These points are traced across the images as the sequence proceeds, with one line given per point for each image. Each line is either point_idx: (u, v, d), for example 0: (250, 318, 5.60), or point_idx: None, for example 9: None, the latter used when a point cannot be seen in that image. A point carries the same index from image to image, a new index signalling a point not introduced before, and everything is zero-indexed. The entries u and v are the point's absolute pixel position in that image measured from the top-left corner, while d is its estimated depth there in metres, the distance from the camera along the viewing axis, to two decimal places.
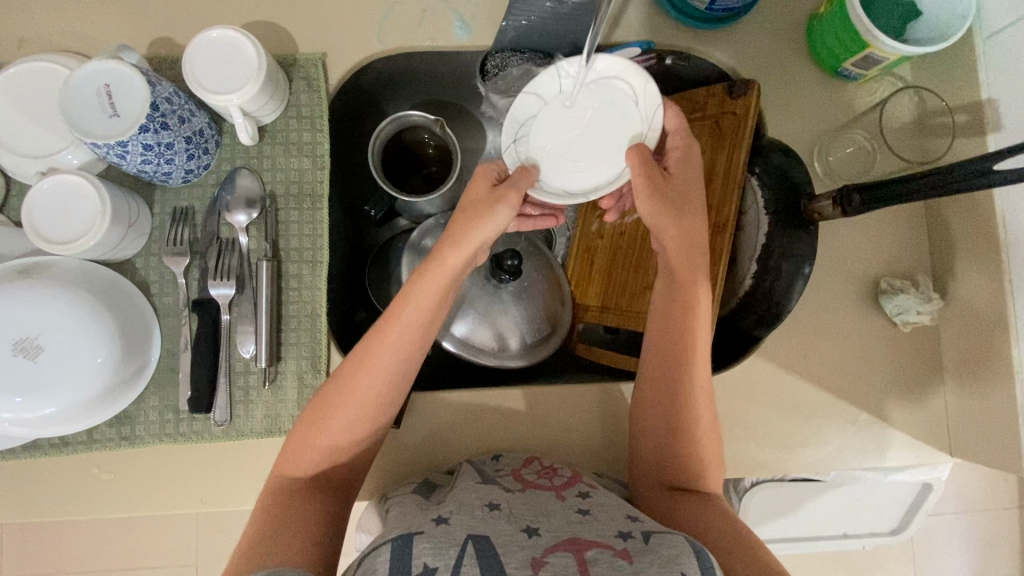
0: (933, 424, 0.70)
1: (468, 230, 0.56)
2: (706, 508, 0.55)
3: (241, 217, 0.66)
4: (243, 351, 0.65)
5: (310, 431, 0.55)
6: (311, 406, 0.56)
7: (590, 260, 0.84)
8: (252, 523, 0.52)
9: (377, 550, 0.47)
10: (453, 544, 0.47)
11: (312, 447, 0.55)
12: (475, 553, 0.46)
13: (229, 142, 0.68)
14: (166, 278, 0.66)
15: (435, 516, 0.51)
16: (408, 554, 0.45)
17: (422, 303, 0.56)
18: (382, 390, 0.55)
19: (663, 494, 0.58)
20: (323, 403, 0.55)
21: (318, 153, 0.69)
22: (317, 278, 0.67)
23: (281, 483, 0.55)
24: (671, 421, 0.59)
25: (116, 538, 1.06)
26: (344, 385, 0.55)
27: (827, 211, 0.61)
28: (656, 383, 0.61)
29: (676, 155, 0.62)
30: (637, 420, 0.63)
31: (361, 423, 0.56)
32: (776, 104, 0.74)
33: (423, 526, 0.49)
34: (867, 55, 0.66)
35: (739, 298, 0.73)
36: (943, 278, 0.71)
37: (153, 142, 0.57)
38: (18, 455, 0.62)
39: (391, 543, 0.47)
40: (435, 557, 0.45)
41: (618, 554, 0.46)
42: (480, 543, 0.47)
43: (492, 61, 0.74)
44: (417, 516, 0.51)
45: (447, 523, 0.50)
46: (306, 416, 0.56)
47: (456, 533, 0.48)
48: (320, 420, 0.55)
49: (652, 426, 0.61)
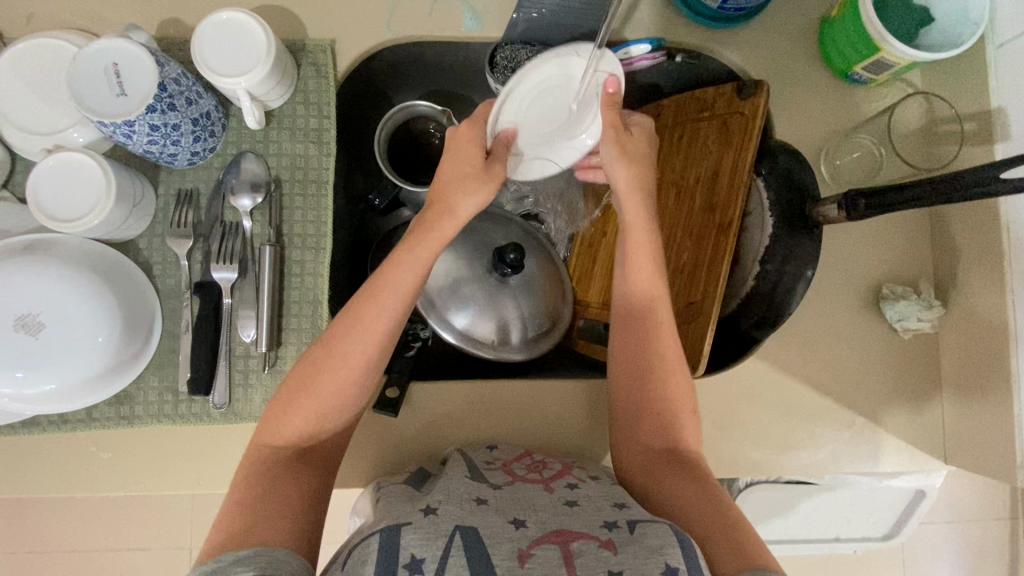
0: (929, 431, 0.70)
1: (461, 200, 0.59)
2: (708, 490, 0.52)
3: (246, 200, 0.66)
4: (243, 335, 0.65)
5: (296, 395, 0.55)
6: (293, 374, 0.57)
7: (593, 257, 0.85)
8: (228, 498, 0.50)
9: (364, 543, 0.45)
10: (441, 534, 0.44)
11: (287, 427, 0.54)
12: (463, 544, 0.44)
13: (235, 126, 0.68)
14: (169, 260, 0.66)
15: (422, 507, 0.48)
16: (395, 547, 0.43)
17: (414, 267, 0.57)
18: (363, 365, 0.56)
19: (653, 473, 0.56)
20: (311, 366, 0.55)
21: (324, 139, 0.69)
22: (319, 265, 0.67)
23: (252, 464, 0.53)
24: (658, 396, 0.59)
25: (110, 521, 1.07)
26: (320, 362, 0.55)
27: (832, 214, 0.61)
28: (624, 358, 0.61)
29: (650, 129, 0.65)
30: (621, 391, 0.61)
31: (342, 387, 0.55)
32: (785, 106, 0.73)
33: (411, 517, 0.46)
34: (877, 59, 0.66)
35: (740, 299, 0.72)
36: (944, 286, 0.71)
37: (160, 123, 0.57)
38: (17, 431, 0.63)
39: (378, 536, 0.45)
40: (423, 547, 0.43)
41: (602, 545, 0.44)
42: (468, 534, 0.45)
43: (501, 53, 0.73)
44: (405, 506, 0.49)
45: (434, 513, 0.47)
46: (293, 380, 0.56)
47: (443, 526, 0.46)
48: (295, 400, 0.55)
49: (636, 398, 0.60)
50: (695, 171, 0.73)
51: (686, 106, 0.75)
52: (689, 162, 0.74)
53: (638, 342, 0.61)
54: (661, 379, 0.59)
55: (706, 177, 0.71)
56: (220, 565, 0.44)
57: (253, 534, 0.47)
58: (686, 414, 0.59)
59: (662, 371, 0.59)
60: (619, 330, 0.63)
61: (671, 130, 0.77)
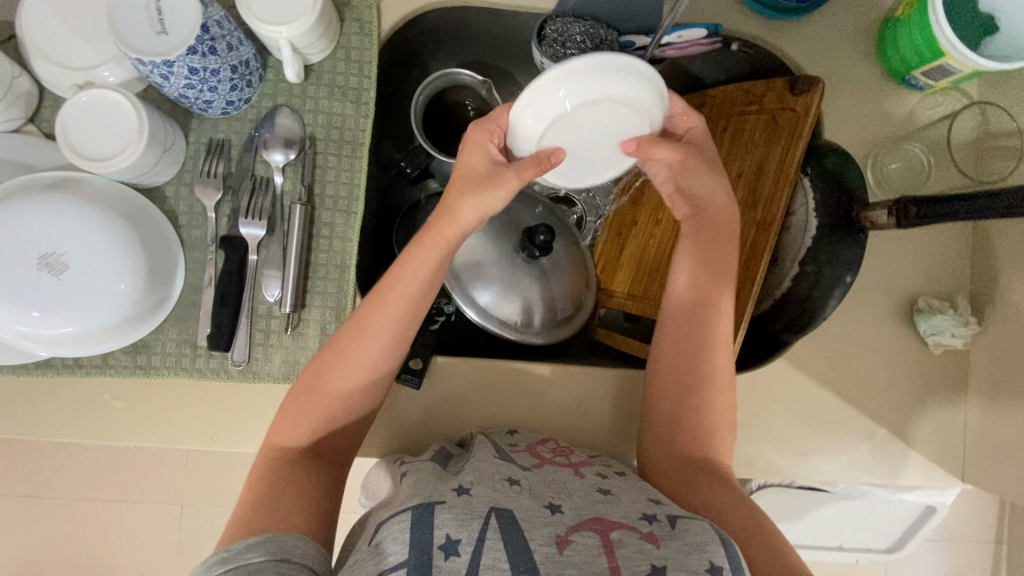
0: (950, 448, 0.69)
1: (461, 206, 0.54)
2: (738, 495, 0.52)
3: (279, 156, 0.64)
4: (267, 294, 0.63)
5: (308, 397, 0.54)
6: (306, 374, 0.55)
7: (621, 246, 0.83)
8: (245, 495, 0.50)
9: (394, 518, 0.44)
10: (476, 516, 0.43)
11: (299, 427, 0.54)
12: (499, 527, 0.43)
13: (273, 78, 0.66)
14: (196, 211, 0.64)
15: (455, 486, 0.47)
16: (429, 525, 0.42)
17: (419, 271, 0.56)
18: (375, 362, 0.55)
19: (685, 470, 0.56)
20: (321, 365, 0.55)
21: (363, 100, 0.67)
22: (349, 229, 0.66)
23: (266, 465, 0.52)
24: (704, 401, 0.58)
25: (111, 471, 1.07)
26: (330, 364, 0.54)
27: (880, 220, 0.60)
28: (666, 363, 0.60)
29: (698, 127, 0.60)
30: (661, 391, 0.60)
31: (349, 387, 0.54)
32: (835, 106, 0.71)
33: (444, 496, 0.45)
34: (941, 65, 0.64)
35: (773, 300, 0.71)
36: (980, 303, 0.70)
37: (199, 67, 0.55)
38: (30, 371, 0.62)
39: (411, 512, 0.43)
40: (457, 528, 0.42)
41: (644, 537, 0.43)
42: (505, 517, 0.44)
43: (551, 26, 0.70)
44: (436, 484, 0.48)
45: (469, 494, 0.46)
46: (304, 380, 0.55)
47: (478, 506, 0.44)
48: (315, 390, 0.54)
49: (677, 398, 0.59)
50: (737, 165, 0.71)
51: (733, 97, 0.73)
52: (732, 156, 0.72)
53: (689, 345, 0.60)
54: (709, 381, 0.58)
55: (749, 172, 0.69)
56: (233, 553, 0.44)
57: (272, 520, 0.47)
58: (722, 414, 0.58)
59: (705, 374, 0.58)
60: (668, 330, 0.62)
61: (714, 121, 0.75)
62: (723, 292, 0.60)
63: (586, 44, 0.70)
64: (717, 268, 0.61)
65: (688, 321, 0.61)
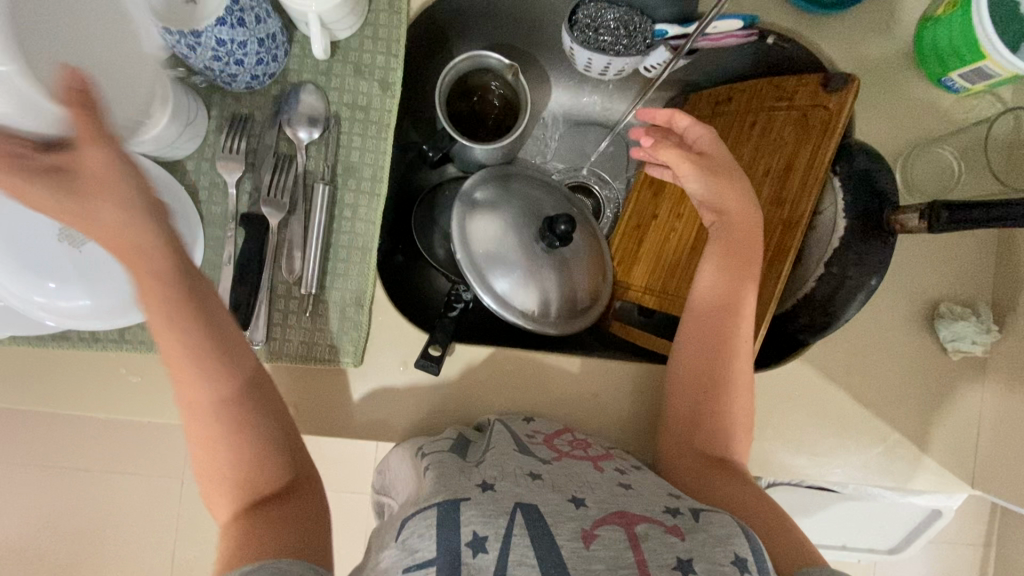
0: (962, 455, 0.69)
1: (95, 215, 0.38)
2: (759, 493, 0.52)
3: (302, 134, 0.63)
4: (286, 275, 0.62)
5: (211, 446, 0.45)
6: (196, 434, 0.45)
7: (639, 238, 0.82)
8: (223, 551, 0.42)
9: (420, 514, 0.44)
10: (502, 513, 0.43)
11: (234, 476, 0.45)
12: (525, 524, 0.43)
13: (298, 53, 0.64)
14: (217, 186, 0.63)
15: (479, 482, 0.47)
16: (455, 522, 0.42)
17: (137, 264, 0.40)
18: (214, 383, 0.45)
19: (705, 462, 0.56)
20: (198, 420, 0.45)
21: (389, 80, 0.65)
22: (371, 211, 0.65)
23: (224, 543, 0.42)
24: (727, 400, 0.58)
25: (119, 444, 1.08)
26: (197, 410, 0.45)
27: (912, 223, 0.59)
28: (689, 361, 0.60)
29: (708, 135, 0.63)
30: (682, 387, 0.60)
31: (242, 414, 0.46)
32: (868, 105, 0.70)
33: (470, 492, 0.45)
34: (979, 67, 0.63)
35: (795, 300, 0.70)
36: (1002, 311, 0.69)
37: (227, 39, 0.53)
38: (47, 343, 0.61)
39: (436, 508, 0.43)
40: (484, 526, 0.42)
41: (669, 531, 0.43)
42: (530, 513, 0.44)
43: (583, 11, 0.70)
44: (460, 479, 0.47)
45: (494, 490, 0.46)
46: (195, 441, 0.45)
47: (503, 503, 0.45)
48: (201, 416, 0.45)
49: (698, 394, 0.59)
50: (765, 162, 0.69)
51: (764, 92, 0.72)
52: (760, 152, 0.70)
53: (709, 341, 0.59)
54: (729, 379, 0.58)
55: (778, 170, 0.68)
56: None
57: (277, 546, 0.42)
58: (740, 411, 0.58)
59: (727, 373, 0.58)
60: (687, 325, 0.62)
61: (743, 116, 0.73)
62: (747, 287, 0.60)
63: (619, 30, 0.71)
64: (741, 265, 0.61)
65: (710, 320, 0.60)
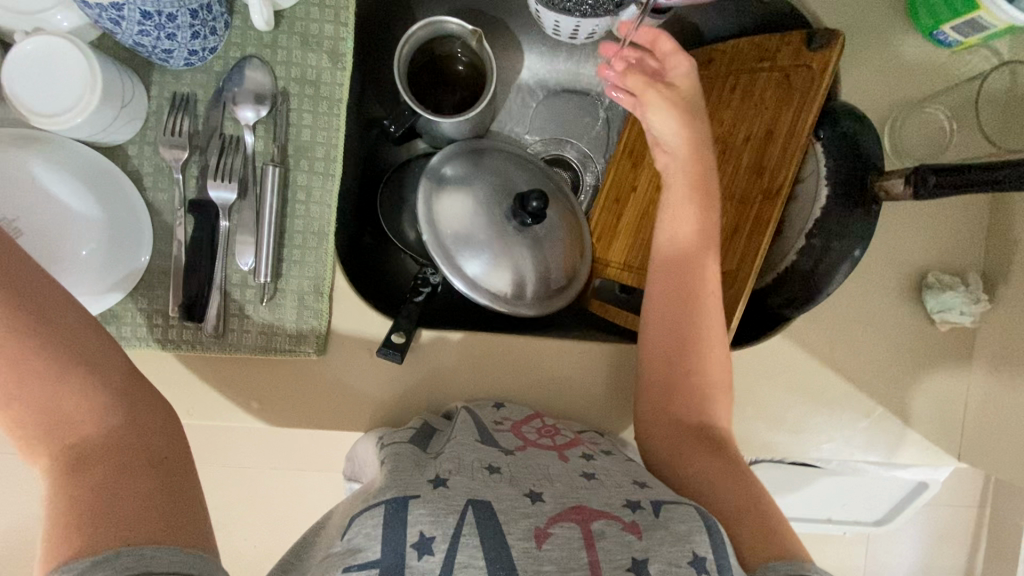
0: (950, 428, 0.67)
1: None
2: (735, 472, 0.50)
3: (249, 112, 0.59)
4: (240, 263, 0.60)
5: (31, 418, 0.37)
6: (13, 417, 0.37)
7: (618, 213, 0.78)
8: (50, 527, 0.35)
9: (366, 512, 0.41)
10: (452, 510, 0.41)
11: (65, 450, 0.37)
12: (475, 522, 0.41)
13: (240, 25, 0.60)
14: (161, 171, 0.60)
15: (431, 477, 0.45)
16: (402, 521, 0.40)
17: None
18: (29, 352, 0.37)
19: (677, 443, 0.54)
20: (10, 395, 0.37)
21: (339, 51, 0.61)
22: (326, 194, 0.61)
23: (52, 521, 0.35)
24: (701, 384, 0.55)
25: None
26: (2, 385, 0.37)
27: (896, 189, 0.55)
28: (664, 345, 0.57)
29: (686, 70, 0.62)
30: (656, 371, 0.57)
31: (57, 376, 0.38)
32: (854, 65, 0.66)
33: (420, 489, 0.43)
34: (973, 18, 0.58)
35: (778, 273, 0.68)
36: (993, 279, 0.66)
37: (152, 12, 0.49)
38: None
39: (383, 506, 0.41)
40: (432, 526, 0.40)
41: (626, 528, 0.42)
42: (482, 511, 0.42)
43: None
44: (413, 475, 0.45)
45: (446, 486, 0.44)
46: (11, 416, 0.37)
47: (455, 499, 0.42)
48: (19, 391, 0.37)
49: (671, 378, 0.56)
50: (745, 129, 0.65)
51: (744, 52, 0.67)
52: (740, 117, 0.66)
53: (682, 323, 0.57)
54: (705, 357, 0.56)
55: (758, 137, 0.64)
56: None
57: (135, 525, 0.35)
58: (717, 394, 0.56)
59: (700, 354, 0.56)
60: (659, 305, 0.58)
61: (722, 79, 0.68)
62: (709, 252, 0.58)
63: None
64: (711, 230, 0.58)
65: (686, 300, 0.57)
